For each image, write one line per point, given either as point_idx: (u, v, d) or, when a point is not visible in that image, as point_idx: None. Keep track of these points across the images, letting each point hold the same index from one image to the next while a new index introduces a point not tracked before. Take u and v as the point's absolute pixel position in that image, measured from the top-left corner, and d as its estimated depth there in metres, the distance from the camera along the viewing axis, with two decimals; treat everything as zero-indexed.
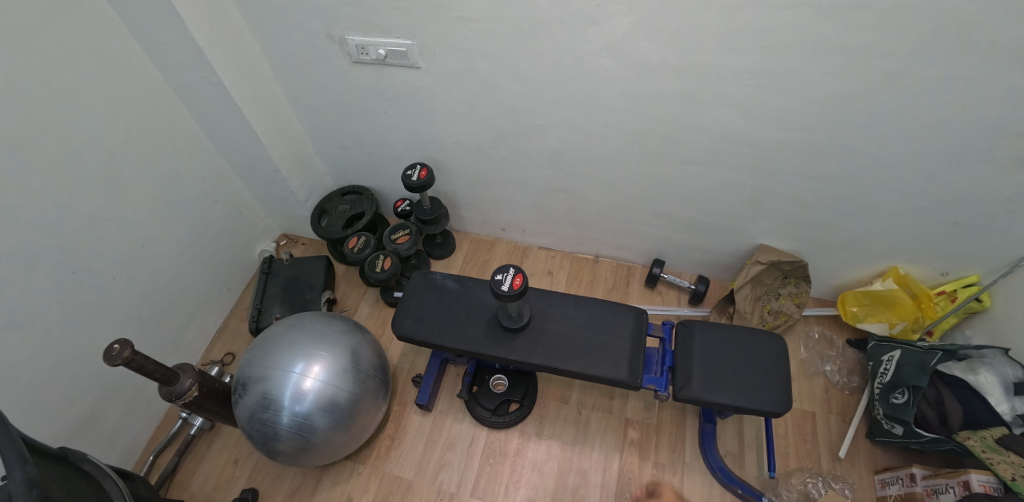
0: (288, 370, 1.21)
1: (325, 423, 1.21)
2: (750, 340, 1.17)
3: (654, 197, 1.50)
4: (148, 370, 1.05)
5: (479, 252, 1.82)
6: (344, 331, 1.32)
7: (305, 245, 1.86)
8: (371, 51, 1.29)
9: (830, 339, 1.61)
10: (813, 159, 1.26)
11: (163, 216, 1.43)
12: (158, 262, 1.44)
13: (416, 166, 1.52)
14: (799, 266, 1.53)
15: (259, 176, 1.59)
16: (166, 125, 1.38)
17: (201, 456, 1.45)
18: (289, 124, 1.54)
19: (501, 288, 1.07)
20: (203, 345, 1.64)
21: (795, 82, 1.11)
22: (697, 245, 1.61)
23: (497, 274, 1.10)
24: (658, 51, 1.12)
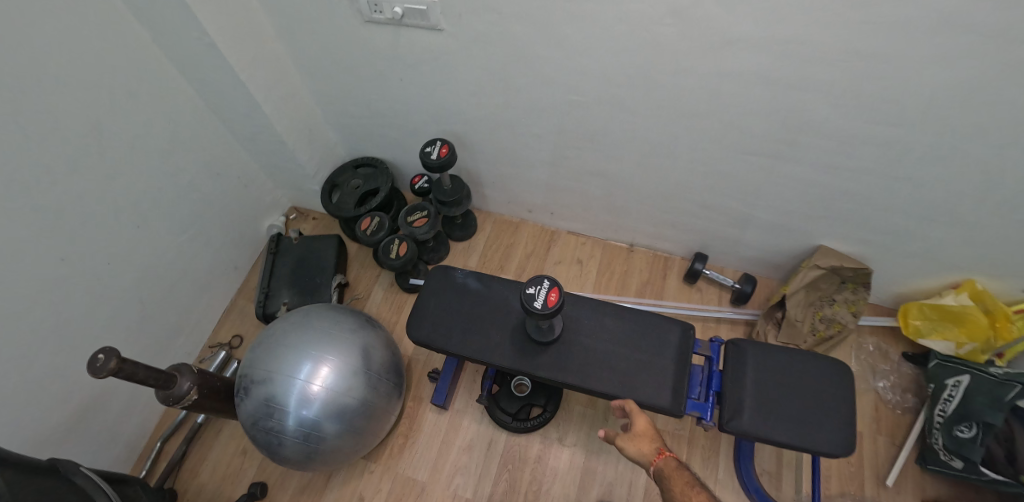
0: (292, 374, 1.10)
1: (334, 430, 1.12)
2: (811, 369, 1.02)
3: (705, 189, 1.31)
4: (140, 377, 0.95)
5: (502, 235, 1.67)
6: (353, 328, 1.21)
7: (315, 220, 1.72)
8: (386, 8, 1.09)
9: (885, 352, 1.47)
10: (906, 159, 1.06)
11: (158, 192, 1.30)
12: (156, 242, 1.33)
13: (435, 142, 1.35)
14: (863, 273, 1.35)
15: (263, 146, 1.44)
16: (156, 91, 1.22)
17: (210, 444, 1.41)
18: (295, 88, 1.36)
19: (533, 305, 0.91)
20: (210, 326, 1.56)
21: (905, 70, 0.89)
22: (746, 241, 1.44)
23: (528, 286, 0.95)
24: (736, 22, 0.91)
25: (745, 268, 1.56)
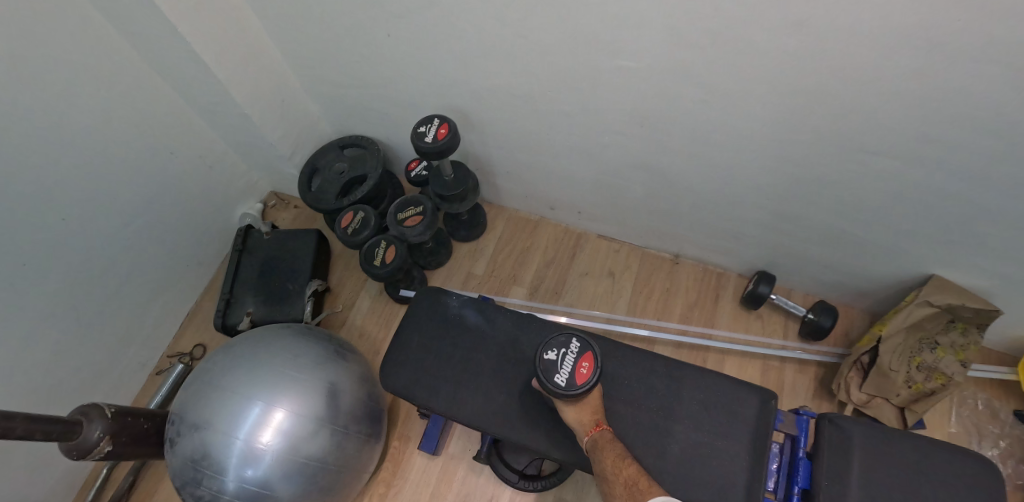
0: (234, 425, 0.85)
1: (291, 493, 0.88)
2: (946, 468, 0.72)
3: (785, 196, 0.99)
4: (35, 433, 0.70)
5: (517, 236, 1.37)
6: (319, 362, 0.94)
7: (297, 209, 1.46)
8: None
9: (995, 410, 1.16)
10: None
11: (90, 175, 1.05)
12: (89, 235, 1.08)
13: (433, 119, 1.05)
14: (987, 315, 1.01)
15: (224, 119, 1.16)
16: (77, 47, 0.95)
17: (163, 474, 1.20)
18: (260, 47, 1.07)
19: (555, 381, 0.69)
20: (170, 331, 1.33)
21: None
22: (829, 262, 1.12)
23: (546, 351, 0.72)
24: None
25: (820, 293, 1.24)
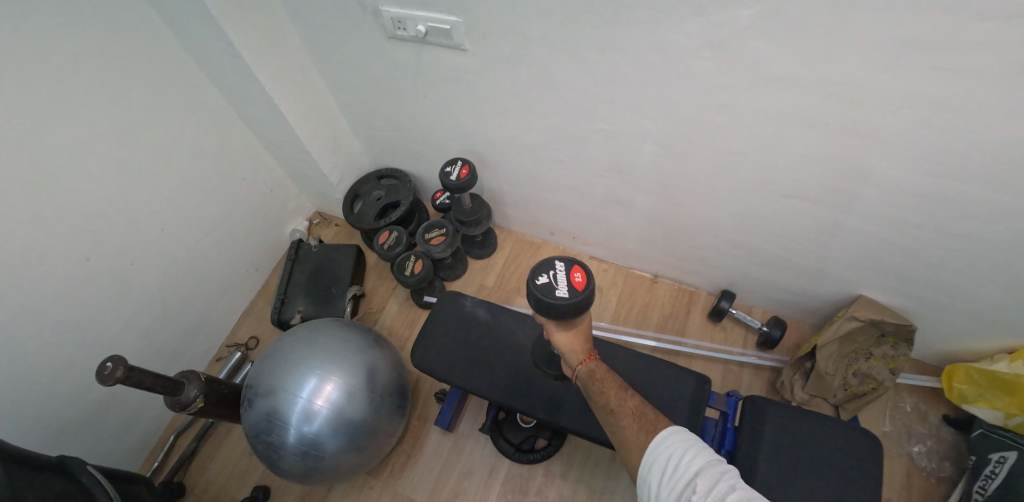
0: (297, 390, 1.11)
1: (336, 448, 1.12)
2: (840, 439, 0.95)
3: (735, 227, 1.24)
4: (149, 385, 0.98)
5: (522, 255, 1.63)
6: (362, 347, 1.21)
7: (338, 228, 1.74)
8: (410, 26, 1.06)
9: (923, 414, 1.36)
10: (962, 213, 0.96)
11: (185, 195, 1.33)
12: (179, 242, 1.36)
13: (457, 161, 1.33)
14: (907, 330, 1.24)
15: (288, 154, 1.45)
16: (188, 98, 1.25)
17: (219, 442, 1.43)
18: (321, 100, 1.36)
19: (556, 294, 0.74)
20: (229, 325, 1.59)
21: (965, 120, 0.80)
22: (778, 283, 1.36)
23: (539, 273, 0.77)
24: (777, 59, 0.84)
25: (775, 310, 1.47)
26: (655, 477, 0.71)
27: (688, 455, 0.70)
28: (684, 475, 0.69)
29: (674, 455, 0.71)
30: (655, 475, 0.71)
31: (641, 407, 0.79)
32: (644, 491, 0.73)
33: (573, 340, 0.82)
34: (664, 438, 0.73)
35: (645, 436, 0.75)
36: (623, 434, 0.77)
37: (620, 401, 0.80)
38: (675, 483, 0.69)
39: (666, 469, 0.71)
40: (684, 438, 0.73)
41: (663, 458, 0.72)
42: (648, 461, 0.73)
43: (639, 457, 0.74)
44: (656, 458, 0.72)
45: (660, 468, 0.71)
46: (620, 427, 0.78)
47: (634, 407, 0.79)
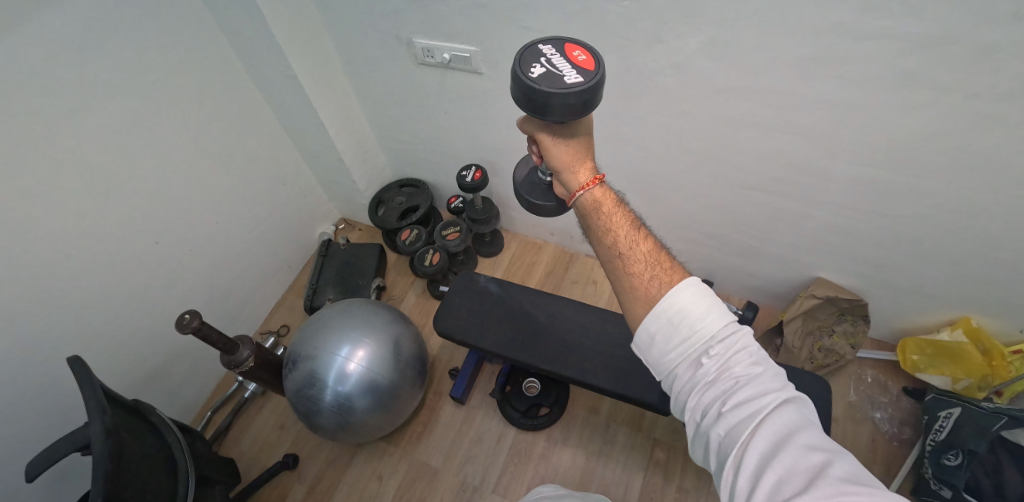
0: (335, 352, 1.29)
1: (364, 405, 1.29)
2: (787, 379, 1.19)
3: (708, 217, 1.46)
4: (212, 340, 1.16)
5: (525, 254, 1.84)
6: (389, 321, 1.40)
7: (360, 231, 1.98)
8: (436, 54, 1.32)
9: (884, 384, 1.51)
10: (886, 197, 1.16)
11: (236, 196, 1.55)
12: (228, 237, 1.57)
13: (472, 167, 1.59)
14: (859, 306, 1.44)
15: (324, 163, 1.69)
16: (246, 113, 1.49)
17: (252, 418, 1.59)
18: (354, 116, 1.62)
19: (566, 83, 0.69)
20: (263, 315, 1.79)
21: (872, 119, 1.02)
22: (748, 270, 1.57)
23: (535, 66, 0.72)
24: (724, 74, 1.07)
25: (748, 296, 1.67)
26: (664, 331, 0.68)
27: (706, 316, 0.67)
28: (700, 337, 0.66)
29: (691, 315, 0.67)
30: (665, 330, 0.68)
31: (652, 251, 0.73)
32: (645, 340, 0.70)
33: (573, 165, 0.76)
34: (682, 295, 0.68)
35: (659, 290, 0.70)
36: (632, 284, 0.71)
37: (631, 242, 0.73)
38: (687, 340, 0.67)
39: (681, 327, 0.67)
40: (701, 295, 0.68)
41: (679, 316, 0.67)
42: (660, 316, 0.68)
43: (647, 312, 0.70)
44: (671, 315, 0.67)
45: (673, 323, 0.67)
46: (628, 278, 0.72)
47: (646, 251, 0.73)
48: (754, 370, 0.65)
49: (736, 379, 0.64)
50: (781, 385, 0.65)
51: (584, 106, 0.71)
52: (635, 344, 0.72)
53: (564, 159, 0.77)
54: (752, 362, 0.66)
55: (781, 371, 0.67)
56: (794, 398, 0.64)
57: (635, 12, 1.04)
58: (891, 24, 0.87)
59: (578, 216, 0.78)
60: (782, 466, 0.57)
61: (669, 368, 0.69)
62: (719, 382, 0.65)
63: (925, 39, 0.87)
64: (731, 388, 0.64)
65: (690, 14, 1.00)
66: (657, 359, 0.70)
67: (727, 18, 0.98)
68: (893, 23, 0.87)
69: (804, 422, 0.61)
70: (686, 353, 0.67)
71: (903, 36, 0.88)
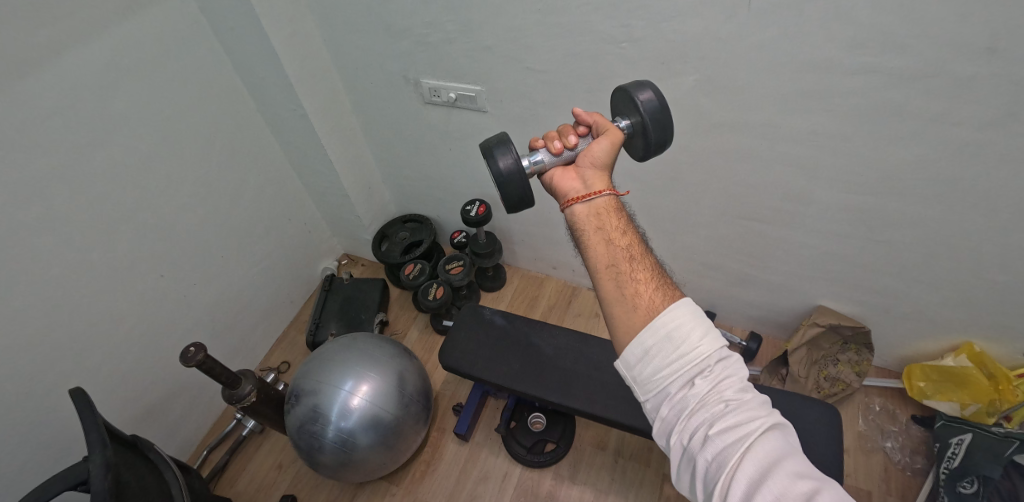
0: (338, 386, 1.27)
1: (367, 442, 1.26)
2: (797, 405, 1.18)
3: (707, 248, 1.50)
4: (216, 373, 1.15)
5: (528, 288, 1.85)
6: (393, 355, 1.38)
7: (363, 266, 2.00)
8: (443, 94, 1.38)
9: (892, 413, 1.50)
10: (881, 224, 1.20)
11: (242, 231, 1.57)
12: (232, 272, 1.57)
13: (475, 202, 1.62)
14: (861, 333, 1.45)
15: (330, 199, 1.73)
16: (255, 151, 1.53)
17: (249, 457, 1.55)
18: (360, 153, 1.67)
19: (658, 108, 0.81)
20: (263, 352, 1.77)
21: (864, 147, 1.07)
22: (748, 299, 1.60)
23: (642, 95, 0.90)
24: (720, 109, 1.13)
25: (751, 327, 1.70)
26: (659, 346, 0.69)
27: (700, 336, 0.70)
28: (694, 356, 0.68)
29: (685, 336, 0.69)
30: (660, 346, 0.70)
31: (653, 261, 0.81)
32: (637, 355, 0.71)
33: (608, 176, 0.90)
34: (678, 314, 0.71)
35: (661, 302, 0.74)
36: (636, 290, 0.75)
37: (637, 253, 0.79)
38: (682, 358, 0.69)
39: (675, 347, 0.69)
40: (697, 316, 0.71)
41: (676, 333, 0.69)
42: (657, 330, 0.70)
43: (644, 327, 0.71)
44: (668, 330, 0.69)
45: (669, 339, 0.69)
46: (634, 283, 0.75)
47: (649, 262, 0.80)
48: (743, 395, 0.67)
49: (726, 403, 0.66)
50: (768, 412, 0.66)
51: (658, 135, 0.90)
52: (624, 359, 0.72)
53: (605, 168, 0.90)
54: (741, 388, 0.68)
55: (767, 400, 0.69)
56: (780, 427, 0.65)
57: (634, 53, 1.10)
58: (874, 60, 0.94)
59: (594, 213, 0.83)
60: (772, 490, 0.56)
61: (659, 386, 0.70)
62: (709, 404, 0.66)
63: (906, 73, 0.93)
64: (722, 411, 0.65)
65: (686, 53, 1.06)
66: (647, 376, 0.70)
67: (721, 56, 1.04)
68: (873, 58, 0.93)
69: (791, 450, 0.62)
70: (678, 371, 0.69)
71: (885, 72, 0.94)
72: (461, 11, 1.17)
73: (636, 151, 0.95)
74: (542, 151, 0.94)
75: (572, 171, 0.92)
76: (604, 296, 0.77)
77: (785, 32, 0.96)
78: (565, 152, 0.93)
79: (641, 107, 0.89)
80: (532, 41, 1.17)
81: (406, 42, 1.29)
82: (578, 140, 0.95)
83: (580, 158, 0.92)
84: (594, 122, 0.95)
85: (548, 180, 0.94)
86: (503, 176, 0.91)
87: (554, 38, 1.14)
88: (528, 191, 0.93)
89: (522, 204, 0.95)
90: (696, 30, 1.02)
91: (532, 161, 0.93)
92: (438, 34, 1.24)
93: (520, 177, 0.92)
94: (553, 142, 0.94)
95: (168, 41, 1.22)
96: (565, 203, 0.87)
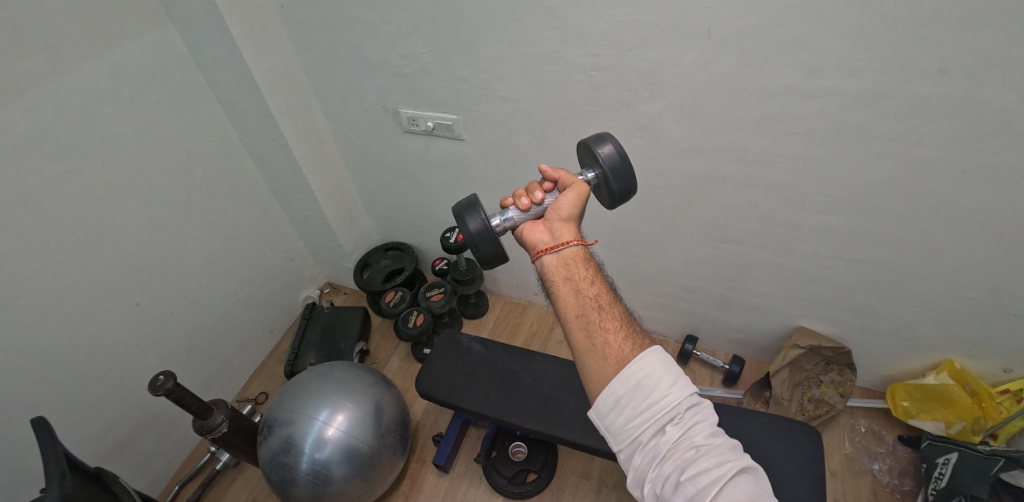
0: (312, 416, 1.25)
1: (342, 474, 1.23)
2: (777, 426, 1.16)
3: (685, 271, 1.51)
4: (185, 402, 1.12)
5: (510, 315, 1.85)
6: (370, 383, 1.36)
7: (345, 295, 2.01)
8: (421, 123, 1.41)
9: (879, 433, 1.48)
10: (850, 243, 1.22)
11: (222, 259, 1.57)
12: (210, 300, 1.56)
13: (455, 229, 1.64)
14: (842, 353, 1.45)
15: (312, 227, 1.74)
16: (236, 179, 1.55)
17: (222, 493, 1.50)
18: (341, 182, 1.69)
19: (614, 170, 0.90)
20: (241, 383, 1.74)
21: (827, 167, 1.10)
22: (727, 322, 1.60)
23: (598, 151, 0.94)
24: (689, 134, 1.16)
25: (734, 351, 1.70)
26: (631, 394, 0.70)
27: (671, 383, 0.70)
28: (665, 404, 0.69)
29: (655, 384, 0.70)
30: (631, 393, 0.70)
31: (621, 309, 0.82)
32: (609, 404, 0.71)
33: (575, 227, 0.92)
34: (647, 362, 0.71)
35: (631, 350, 0.74)
36: (606, 340, 0.75)
37: (603, 304, 0.80)
38: (653, 406, 0.69)
39: (645, 395, 0.69)
40: (666, 364, 0.72)
41: (646, 381, 0.70)
42: (628, 378, 0.70)
43: (615, 374, 0.72)
44: (639, 378, 0.70)
45: (640, 386, 0.70)
46: (604, 333, 0.76)
47: (618, 310, 0.81)
48: (714, 440, 0.67)
49: (697, 448, 0.66)
50: (739, 456, 0.67)
51: (618, 189, 0.94)
52: (597, 408, 0.72)
53: (572, 219, 0.92)
54: (712, 433, 0.68)
55: (737, 444, 0.69)
56: (750, 471, 0.65)
57: (603, 81, 1.14)
58: (830, 84, 0.97)
59: (563, 263, 0.85)
60: None
61: (632, 435, 0.69)
62: (681, 450, 0.67)
63: (861, 95, 0.97)
64: (693, 457, 0.65)
65: (652, 80, 1.10)
66: (620, 425, 0.70)
67: (686, 81, 1.07)
68: (830, 82, 0.97)
69: (761, 494, 0.63)
70: (650, 418, 0.69)
71: (841, 93, 0.98)
72: (435, 43, 1.22)
73: (604, 200, 0.99)
74: (512, 209, 0.96)
75: (541, 224, 0.94)
76: (575, 346, 0.77)
77: (743, 58, 1.00)
78: (533, 208, 0.95)
79: (602, 161, 0.93)
80: (504, 72, 1.21)
81: (384, 74, 1.33)
82: (544, 196, 0.96)
83: (548, 213, 0.94)
84: (558, 177, 0.98)
85: (519, 234, 0.95)
86: (474, 236, 0.93)
87: (525, 68, 1.18)
88: (500, 247, 0.94)
89: (495, 261, 0.96)
90: (662, 58, 1.06)
91: (502, 219, 0.95)
92: (414, 65, 1.28)
93: (490, 235, 0.93)
94: (520, 199, 0.96)
95: (148, 72, 1.26)
96: (535, 254, 0.88)
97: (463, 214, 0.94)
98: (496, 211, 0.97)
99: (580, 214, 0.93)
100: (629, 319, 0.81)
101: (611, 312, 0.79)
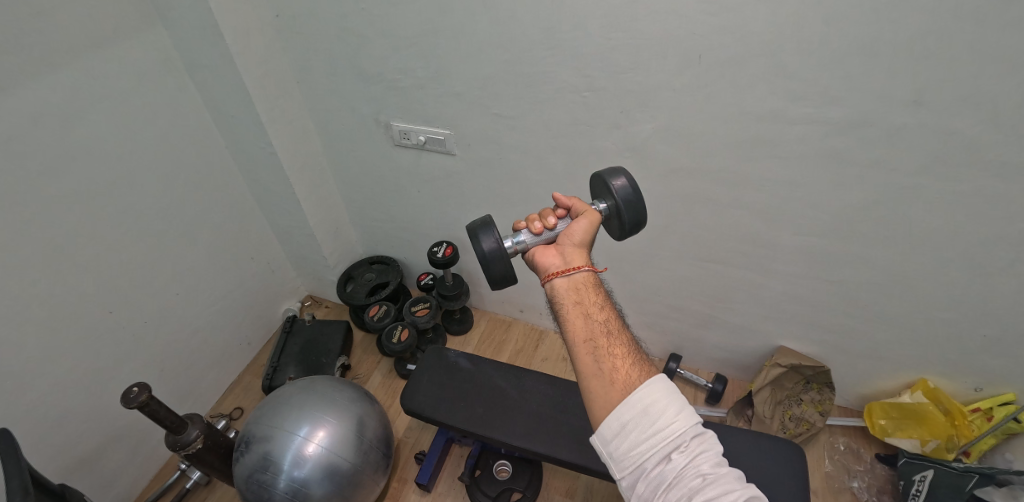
0: (293, 432, 1.21)
1: (322, 493, 1.19)
2: (762, 443, 1.18)
3: (670, 289, 1.53)
4: (159, 416, 1.08)
5: (495, 331, 1.84)
6: (353, 398, 1.33)
7: (327, 308, 1.98)
8: (413, 136, 1.42)
9: (857, 452, 1.51)
10: (829, 265, 1.26)
11: (201, 268, 1.52)
12: (187, 310, 1.51)
13: (442, 244, 1.62)
14: (821, 372, 1.48)
15: (296, 239, 1.71)
16: (219, 187, 1.52)
17: None
18: (328, 193, 1.67)
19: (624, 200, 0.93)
20: (215, 397, 1.68)
21: (810, 192, 1.14)
22: (711, 341, 1.62)
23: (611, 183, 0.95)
24: (678, 155, 1.19)
25: (717, 369, 1.72)
26: (637, 420, 0.70)
27: (676, 411, 0.71)
28: (671, 431, 0.69)
29: (660, 411, 0.70)
30: (637, 420, 0.70)
31: (628, 335, 0.83)
32: (614, 430, 0.71)
33: (586, 252, 0.92)
34: (654, 389, 0.72)
35: (637, 377, 0.75)
36: (614, 365, 0.76)
37: (610, 330, 0.80)
38: (659, 432, 0.69)
39: (651, 422, 0.70)
40: (672, 392, 0.73)
41: (652, 407, 0.70)
42: (635, 404, 0.71)
43: (621, 401, 0.72)
44: (645, 405, 0.70)
45: (646, 413, 0.70)
46: (612, 358, 0.76)
47: (625, 336, 0.81)
48: (719, 469, 0.68)
49: (704, 477, 0.66)
50: (744, 486, 0.67)
51: (626, 220, 0.95)
52: (600, 434, 0.72)
53: (583, 245, 0.93)
54: (717, 462, 0.69)
55: (741, 475, 0.70)
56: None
57: (595, 101, 1.17)
58: (812, 111, 1.02)
59: (573, 286, 0.85)
60: None
61: (637, 462, 0.69)
62: (687, 478, 0.67)
63: (842, 122, 1.01)
64: (699, 485, 0.66)
65: (644, 103, 1.13)
66: (624, 452, 0.70)
67: (676, 105, 1.11)
68: (813, 109, 1.02)
69: None
70: (656, 446, 0.69)
71: (824, 120, 1.02)
72: (430, 58, 1.23)
73: (614, 230, 0.99)
74: (523, 233, 0.97)
75: (553, 248, 0.94)
76: (581, 370, 0.77)
77: (730, 83, 1.04)
78: (545, 233, 0.96)
79: (615, 193, 0.94)
80: (499, 90, 1.23)
81: (378, 86, 1.34)
82: (557, 221, 0.97)
83: (560, 238, 0.94)
84: (571, 205, 0.99)
85: (530, 257, 0.96)
86: (488, 255, 0.93)
87: (519, 86, 1.20)
88: (511, 268, 0.94)
89: (506, 282, 0.96)
90: (652, 81, 1.09)
91: (514, 242, 0.96)
92: (409, 79, 1.29)
93: (503, 256, 0.93)
94: (533, 223, 0.97)
95: (136, 74, 1.23)
96: (546, 277, 0.88)
97: (474, 232, 0.95)
98: (508, 234, 0.98)
99: (591, 243, 0.94)
100: (637, 347, 0.81)
101: (620, 341, 0.79)
